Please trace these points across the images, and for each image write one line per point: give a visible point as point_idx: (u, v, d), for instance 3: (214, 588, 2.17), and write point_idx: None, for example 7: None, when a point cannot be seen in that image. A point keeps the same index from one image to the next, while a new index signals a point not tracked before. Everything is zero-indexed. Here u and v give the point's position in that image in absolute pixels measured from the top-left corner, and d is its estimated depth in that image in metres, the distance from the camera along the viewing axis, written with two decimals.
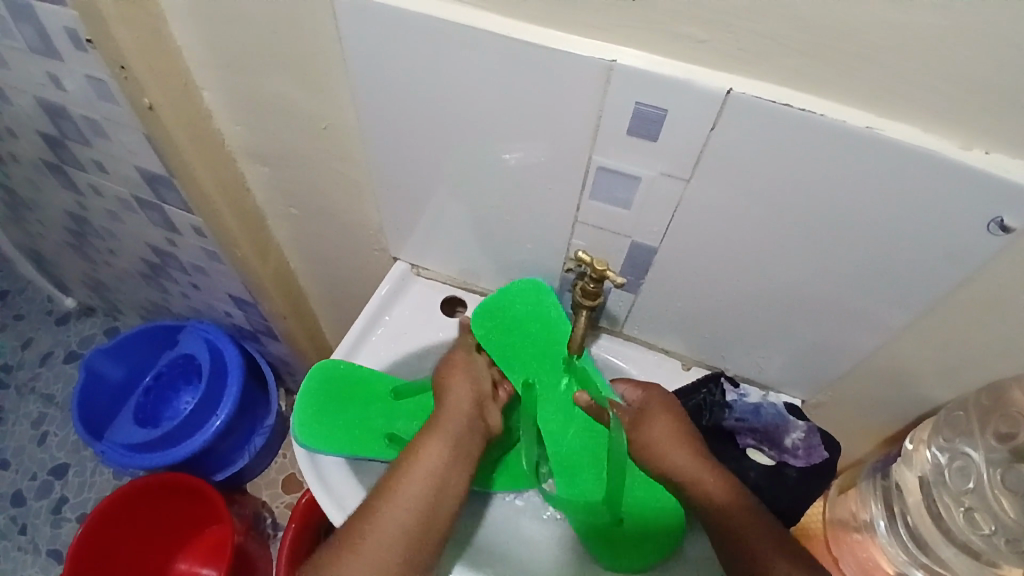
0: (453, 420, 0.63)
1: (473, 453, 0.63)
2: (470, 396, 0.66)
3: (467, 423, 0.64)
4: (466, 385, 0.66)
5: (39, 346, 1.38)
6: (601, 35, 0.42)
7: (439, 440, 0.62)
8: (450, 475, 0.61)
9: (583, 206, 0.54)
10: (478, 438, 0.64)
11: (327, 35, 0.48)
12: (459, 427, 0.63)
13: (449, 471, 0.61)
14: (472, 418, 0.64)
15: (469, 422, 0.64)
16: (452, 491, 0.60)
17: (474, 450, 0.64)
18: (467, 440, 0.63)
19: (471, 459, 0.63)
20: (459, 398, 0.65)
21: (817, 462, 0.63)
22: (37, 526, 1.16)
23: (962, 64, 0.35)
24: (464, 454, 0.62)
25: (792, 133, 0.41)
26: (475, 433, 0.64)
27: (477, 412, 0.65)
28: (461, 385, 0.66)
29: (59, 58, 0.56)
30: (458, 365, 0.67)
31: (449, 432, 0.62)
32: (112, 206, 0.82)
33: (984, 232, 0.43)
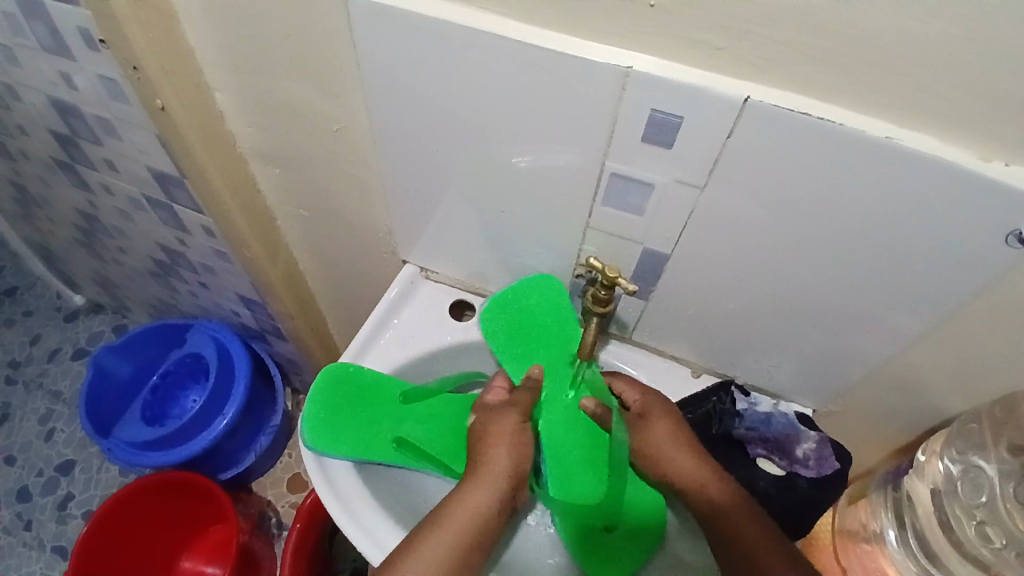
0: (491, 489, 0.60)
1: (498, 527, 0.60)
2: (511, 465, 0.62)
3: (502, 497, 0.61)
4: (508, 452, 0.63)
5: (47, 343, 1.38)
6: (616, 41, 0.41)
7: (471, 509, 0.59)
8: (474, 548, 0.58)
9: (595, 212, 0.54)
10: (508, 512, 0.61)
11: (340, 37, 0.47)
12: (494, 499, 0.60)
13: (475, 543, 0.58)
14: (506, 489, 0.61)
15: (505, 497, 0.61)
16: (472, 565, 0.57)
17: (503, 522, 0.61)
18: (498, 515, 0.60)
19: (497, 531, 0.60)
20: (499, 466, 0.62)
21: (827, 473, 0.62)
22: (42, 522, 1.16)
23: (984, 75, 0.35)
24: (492, 529, 0.59)
25: (808, 142, 0.41)
26: (507, 507, 0.61)
27: (515, 485, 0.62)
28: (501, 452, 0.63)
29: (72, 58, 0.56)
30: (504, 435, 0.64)
31: (483, 505, 0.59)
32: (122, 204, 0.82)
33: (1002, 244, 0.42)
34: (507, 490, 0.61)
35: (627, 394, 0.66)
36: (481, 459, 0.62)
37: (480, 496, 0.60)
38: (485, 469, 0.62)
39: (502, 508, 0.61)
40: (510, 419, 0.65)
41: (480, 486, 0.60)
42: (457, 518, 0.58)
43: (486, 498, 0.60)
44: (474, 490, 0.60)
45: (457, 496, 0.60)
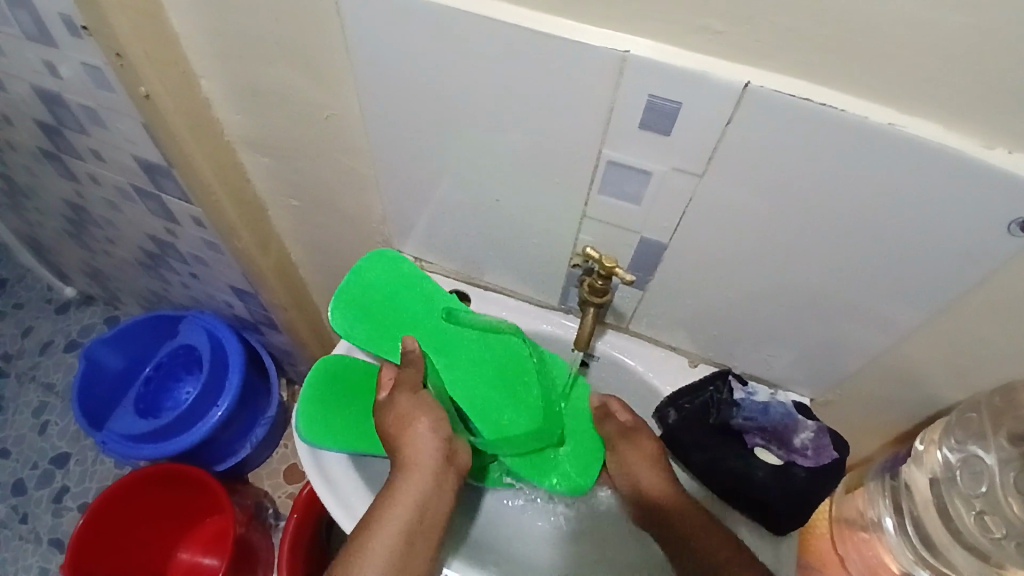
0: (423, 471, 0.58)
1: (444, 504, 0.59)
2: (436, 439, 0.60)
3: (435, 476, 0.59)
4: (430, 428, 0.60)
5: (38, 335, 1.37)
6: (613, 24, 0.40)
7: (410, 495, 0.57)
8: (422, 534, 0.56)
9: (591, 200, 0.53)
10: (450, 486, 0.60)
11: (330, 22, 0.46)
12: (429, 480, 0.58)
13: (421, 528, 0.56)
14: (439, 474, 0.59)
15: (440, 472, 0.59)
16: (423, 546, 0.56)
17: (446, 499, 0.59)
18: (439, 491, 0.59)
19: (444, 509, 0.59)
20: (425, 443, 0.59)
21: (826, 462, 0.60)
22: (38, 515, 1.16)
23: (989, 60, 0.34)
24: (437, 506, 0.58)
25: (810, 129, 0.40)
26: (447, 483, 0.59)
27: (446, 459, 0.60)
28: (421, 429, 0.60)
29: (55, 45, 0.55)
30: (413, 414, 0.61)
31: (421, 488, 0.57)
32: (111, 195, 0.81)
33: (1005, 233, 0.41)
34: (440, 466, 0.59)
35: (620, 413, 0.67)
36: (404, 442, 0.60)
37: (416, 480, 0.58)
38: (412, 448, 0.59)
39: (441, 487, 0.59)
40: (407, 396, 0.62)
41: (410, 469, 0.58)
42: (398, 508, 0.56)
43: (420, 480, 0.58)
44: (408, 473, 0.58)
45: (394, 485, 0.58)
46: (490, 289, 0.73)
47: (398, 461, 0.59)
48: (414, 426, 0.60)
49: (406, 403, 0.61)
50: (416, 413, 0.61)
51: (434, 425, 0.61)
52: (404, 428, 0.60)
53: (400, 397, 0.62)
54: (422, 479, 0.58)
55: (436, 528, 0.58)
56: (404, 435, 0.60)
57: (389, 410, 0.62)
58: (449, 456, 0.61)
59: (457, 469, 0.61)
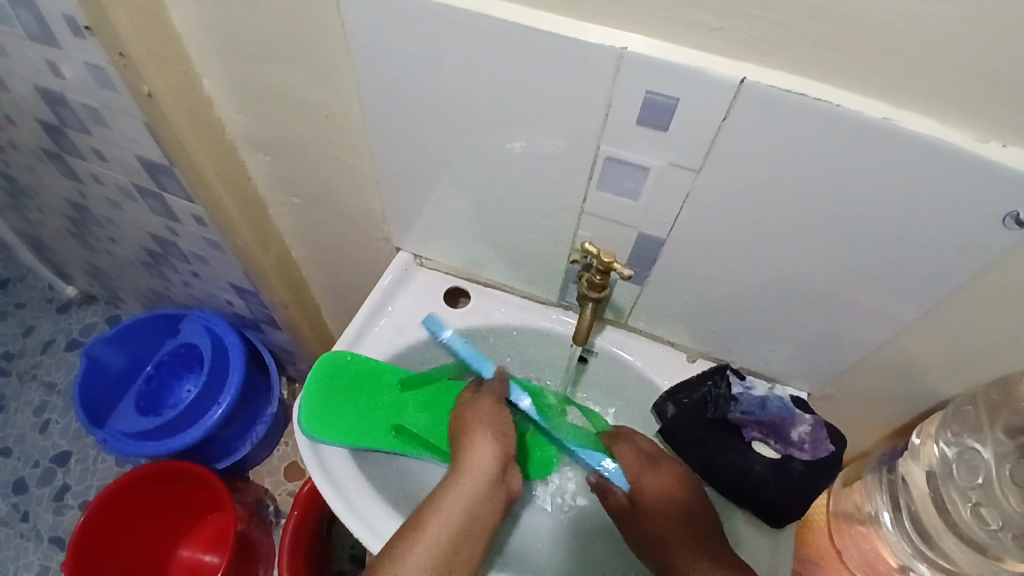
0: (475, 480, 0.61)
1: (492, 516, 0.61)
2: (495, 453, 0.63)
3: (486, 487, 0.62)
4: (491, 441, 0.64)
5: (39, 334, 1.37)
6: (613, 22, 0.41)
7: (461, 497, 0.60)
8: (467, 541, 0.59)
9: (590, 197, 0.54)
10: (500, 501, 0.62)
11: (330, 18, 0.47)
12: (480, 489, 0.61)
13: (466, 534, 0.59)
14: (489, 487, 0.62)
15: (492, 486, 0.62)
16: (466, 554, 0.58)
17: (495, 513, 0.61)
18: (489, 505, 0.61)
19: (492, 521, 0.61)
20: (483, 453, 0.63)
21: (823, 456, 0.61)
22: (39, 513, 1.16)
23: (985, 55, 0.34)
24: (485, 517, 0.61)
25: (806, 123, 0.40)
26: (497, 497, 0.62)
27: (501, 474, 0.63)
28: (482, 437, 0.64)
29: (58, 45, 0.55)
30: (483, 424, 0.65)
31: (470, 495, 0.61)
32: (112, 194, 0.82)
33: (1000, 226, 0.42)
34: (492, 479, 0.62)
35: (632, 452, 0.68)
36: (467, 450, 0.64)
37: (468, 486, 0.61)
38: (471, 457, 0.63)
39: (491, 498, 0.62)
40: (488, 404, 0.66)
41: (464, 476, 0.62)
42: (447, 508, 0.59)
43: (471, 487, 0.61)
44: (462, 481, 0.61)
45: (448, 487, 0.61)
46: (489, 286, 0.74)
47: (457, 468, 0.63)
48: (476, 433, 0.64)
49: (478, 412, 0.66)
50: (482, 425, 0.65)
51: (494, 438, 0.64)
52: (468, 434, 0.65)
53: (478, 407, 0.66)
54: (474, 486, 0.61)
55: (481, 538, 0.60)
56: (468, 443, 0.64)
57: (460, 420, 0.66)
58: (503, 473, 0.64)
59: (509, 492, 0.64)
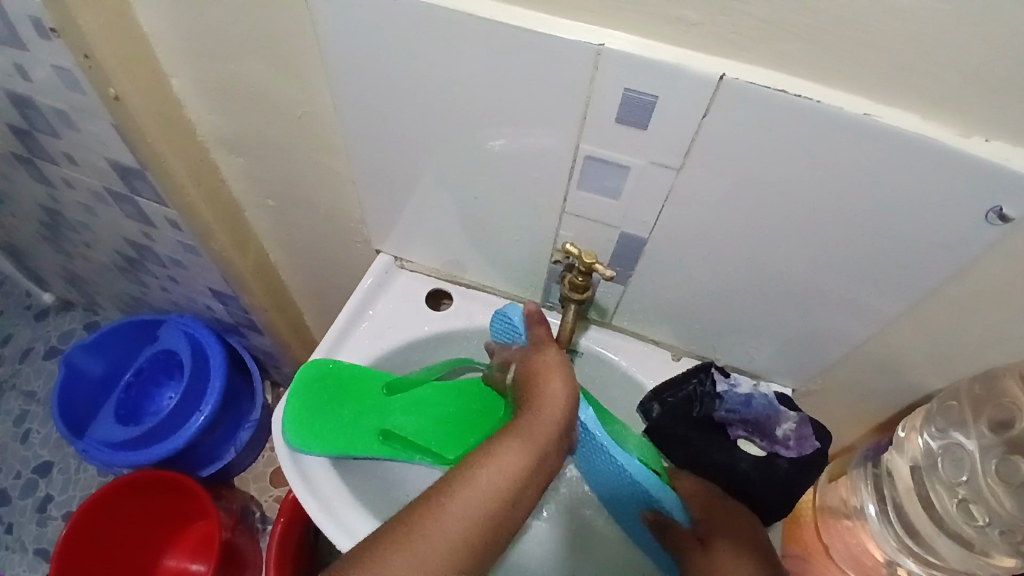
0: (537, 437, 0.52)
1: (551, 469, 0.53)
2: (568, 410, 0.55)
3: (558, 438, 0.53)
4: (564, 393, 0.55)
5: (17, 342, 1.34)
6: (591, 19, 0.40)
7: (532, 443, 0.52)
8: (512, 510, 0.49)
9: (571, 196, 0.53)
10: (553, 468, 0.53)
11: (301, 16, 0.45)
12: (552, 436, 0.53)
13: (511, 504, 0.49)
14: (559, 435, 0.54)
15: (562, 438, 0.54)
16: (506, 526, 0.49)
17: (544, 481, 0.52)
18: (553, 457, 0.53)
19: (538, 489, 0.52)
20: (557, 400, 0.55)
21: (808, 452, 0.60)
22: (22, 524, 1.14)
23: (963, 50, 0.34)
24: (542, 471, 0.52)
25: (786, 120, 0.40)
26: (561, 450, 0.54)
27: (569, 427, 0.55)
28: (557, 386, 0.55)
29: (25, 47, 0.53)
30: (559, 371, 0.56)
31: (542, 446, 0.52)
32: (86, 199, 0.80)
33: (983, 222, 0.42)
34: (557, 438, 0.53)
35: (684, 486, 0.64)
36: (536, 399, 0.55)
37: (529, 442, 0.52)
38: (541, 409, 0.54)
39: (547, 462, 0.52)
40: (557, 352, 0.58)
41: (534, 425, 0.53)
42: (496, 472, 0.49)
43: (537, 440, 0.52)
44: (533, 424, 0.53)
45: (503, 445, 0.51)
46: (471, 287, 0.73)
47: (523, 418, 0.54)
48: (548, 379, 0.56)
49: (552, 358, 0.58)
50: (556, 369, 0.57)
51: (569, 390, 0.55)
52: (540, 379, 0.56)
53: (548, 351, 0.58)
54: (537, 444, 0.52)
55: (525, 508, 0.51)
56: (537, 390, 0.56)
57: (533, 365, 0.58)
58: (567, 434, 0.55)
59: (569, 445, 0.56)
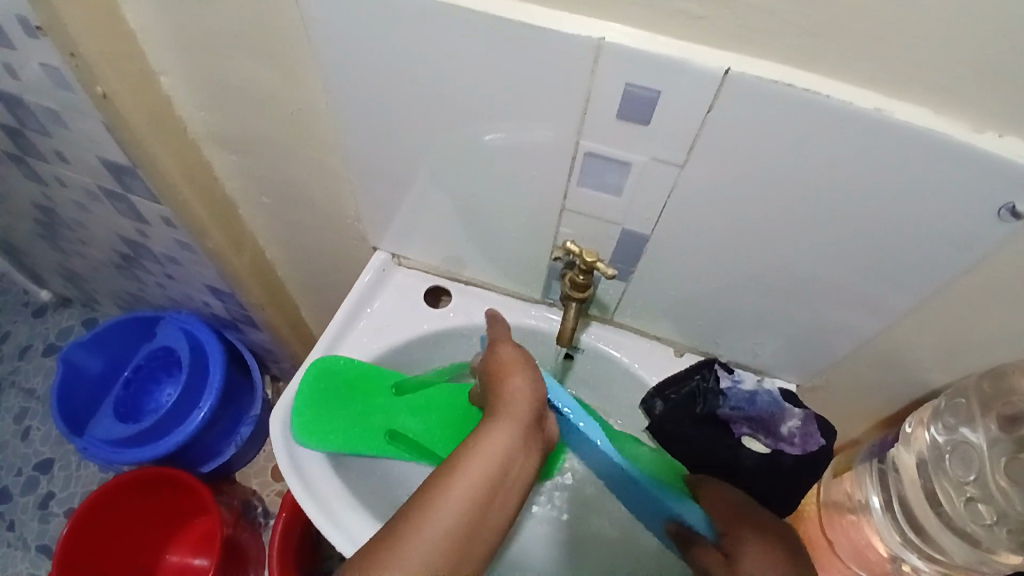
0: (508, 429, 0.51)
1: (530, 464, 0.52)
2: (532, 400, 0.54)
3: (529, 429, 0.53)
4: (526, 385, 0.55)
5: (16, 339, 1.34)
6: (591, 12, 0.39)
7: (504, 434, 0.50)
8: (496, 505, 0.47)
9: (571, 192, 0.52)
10: (535, 455, 0.52)
11: (293, 12, 0.44)
12: (523, 426, 0.52)
13: (496, 498, 0.47)
14: (530, 427, 0.53)
15: (532, 428, 0.53)
16: (494, 522, 0.47)
17: (529, 468, 0.51)
18: (528, 448, 0.52)
19: (525, 477, 0.51)
20: (520, 394, 0.54)
21: (813, 450, 0.59)
22: (24, 522, 1.14)
23: (977, 43, 0.33)
24: (518, 463, 0.50)
25: (793, 115, 0.39)
26: (535, 442, 0.53)
27: (538, 422, 0.54)
28: (518, 382, 0.55)
29: (11, 45, 0.52)
30: (519, 366, 0.57)
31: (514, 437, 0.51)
32: (80, 197, 0.79)
33: (994, 219, 0.40)
34: (528, 428, 0.53)
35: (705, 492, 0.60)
36: (499, 396, 0.55)
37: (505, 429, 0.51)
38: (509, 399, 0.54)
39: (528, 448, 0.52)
40: (510, 347, 0.59)
41: (506, 418, 0.52)
42: (480, 457, 0.48)
43: (512, 432, 0.51)
44: (502, 416, 0.52)
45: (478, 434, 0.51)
46: (471, 285, 0.72)
47: (490, 414, 0.53)
48: (511, 376, 0.56)
49: (509, 354, 0.58)
50: (517, 364, 0.57)
51: (530, 380, 0.56)
52: (503, 376, 0.56)
53: (502, 346, 0.59)
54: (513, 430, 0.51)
55: (510, 502, 0.49)
56: (500, 388, 0.55)
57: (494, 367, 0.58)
58: (538, 423, 0.55)
59: (544, 441, 0.55)
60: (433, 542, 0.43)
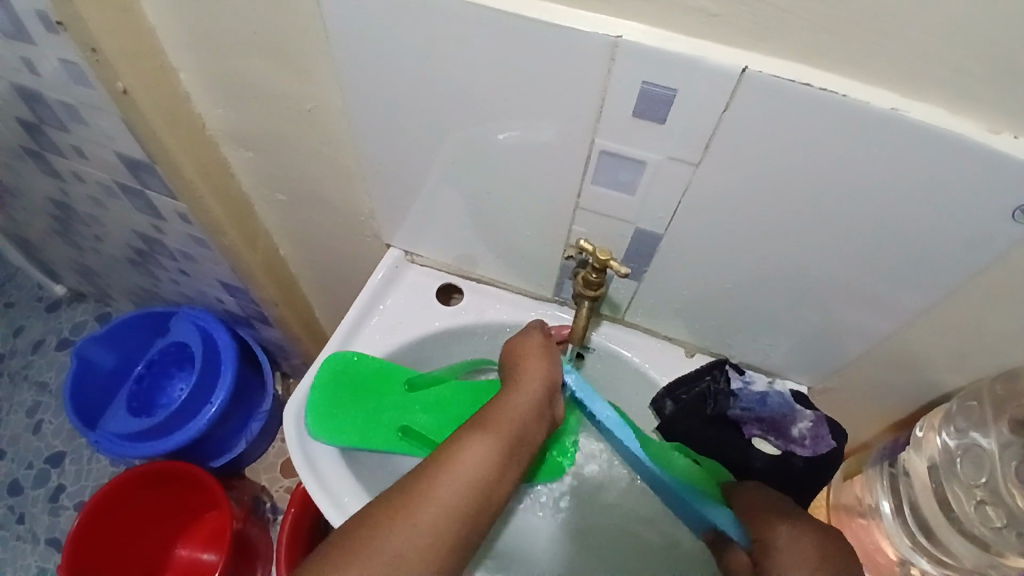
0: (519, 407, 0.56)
1: (536, 439, 0.57)
2: (546, 381, 0.59)
3: (540, 408, 0.58)
4: (542, 368, 0.59)
5: (30, 334, 1.35)
6: (608, 10, 0.39)
7: (516, 412, 0.56)
8: (507, 474, 0.53)
9: (585, 191, 0.52)
10: (543, 428, 0.58)
11: (310, 8, 0.45)
12: (534, 405, 0.57)
13: (506, 467, 0.53)
14: (540, 406, 0.58)
15: (541, 408, 0.58)
16: (503, 488, 0.52)
17: (535, 442, 0.57)
18: (536, 425, 0.57)
19: (532, 450, 0.56)
20: (537, 375, 0.59)
21: (824, 452, 0.59)
22: (36, 514, 1.15)
23: (995, 42, 0.33)
24: (527, 438, 0.55)
25: (808, 114, 0.39)
26: (543, 420, 0.58)
27: (549, 401, 0.59)
28: (536, 363, 0.60)
29: (31, 41, 0.53)
30: (539, 348, 0.61)
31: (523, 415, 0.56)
32: (95, 192, 0.80)
33: (1009, 220, 0.40)
34: (538, 407, 0.58)
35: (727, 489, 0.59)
36: (516, 374, 0.59)
37: (517, 409, 0.56)
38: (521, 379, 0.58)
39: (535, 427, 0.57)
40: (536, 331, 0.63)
41: (520, 397, 0.57)
42: (495, 430, 0.53)
43: (523, 410, 0.56)
44: (518, 394, 0.57)
45: (494, 410, 0.56)
46: (482, 283, 0.72)
47: (506, 391, 0.58)
48: (530, 356, 0.60)
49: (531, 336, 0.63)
50: (536, 346, 0.61)
51: (547, 364, 0.60)
52: (522, 356, 0.60)
53: (527, 330, 0.63)
54: (523, 411, 0.56)
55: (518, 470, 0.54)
56: (518, 366, 0.60)
57: (511, 348, 0.62)
58: (550, 402, 0.60)
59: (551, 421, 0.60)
60: (455, 499, 0.49)
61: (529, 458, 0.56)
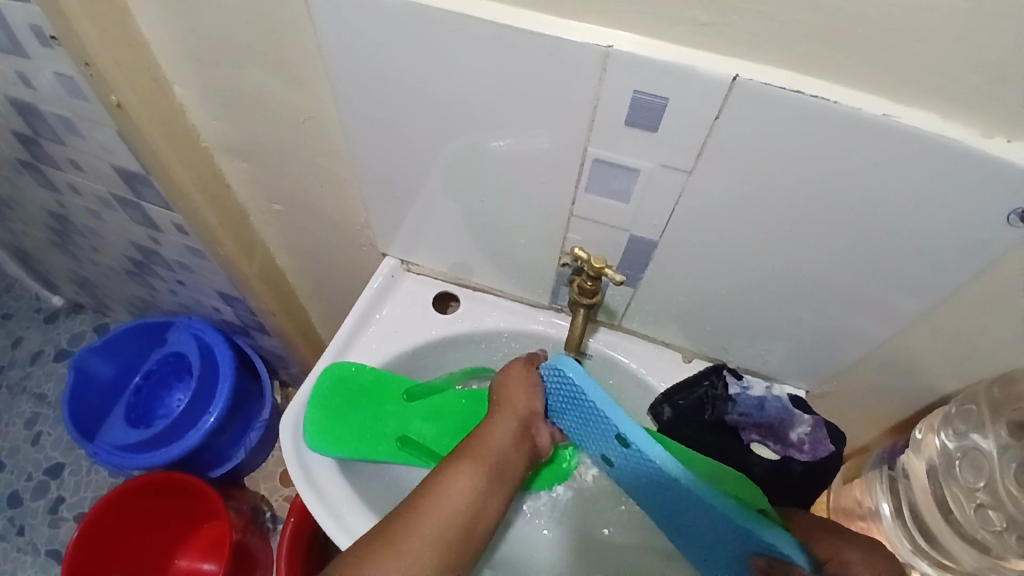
0: (499, 441, 0.58)
1: (519, 466, 0.59)
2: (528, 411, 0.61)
3: (520, 436, 0.60)
4: (525, 399, 0.61)
5: (28, 345, 1.35)
6: (597, 19, 0.39)
7: (496, 444, 0.58)
8: (489, 502, 0.56)
9: (580, 198, 0.52)
10: (526, 455, 0.60)
11: (303, 21, 0.45)
12: (513, 435, 0.59)
13: (487, 495, 0.56)
14: (519, 434, 0.60)
15: (522, 435, 0.60)
16: (485, 515, 0.55)
17: (518, 469, 0.59)
18: (517, 453, 0.60)
19: (516, 476, 0.59)
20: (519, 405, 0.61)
21: (823, 456, 0.60)
22: (35, 526, 1.14)
23: (983, 46, 0.33)
24: (510, 468, 0.58)
25: (801, 120, 0.39)
26: (524, 448, 0.60)
27: (529, 429, 0.61)
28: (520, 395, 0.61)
29: (27, 55, 0.53)
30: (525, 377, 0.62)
31: (505, 445, 0.58)
32: (92, 204, 0.80)
33: (1004, 224, 0.40)
34: (519, 436, 0.60)
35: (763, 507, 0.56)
36: (500, 404, 0.61)
37: (498, 439, 0.58)
38: (504, 401, 0.61)
39: (518, 448, 0.60)
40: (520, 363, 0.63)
41: (504, 425, 0.59)
42: (475, 462, 0.56)
43: (505, 441, 0.59)
44: (499, 425, 0.59)
45: (477, 438, 0.58)
46: (479, 290, 0.72)
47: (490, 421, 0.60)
48: (514, 388, 0.61)
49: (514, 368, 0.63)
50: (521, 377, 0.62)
51: (530, 396, 0.61)
52: (506, 388, 0.62)
53: (511, 361, 0.64)
54: (504, 437, 0.59)
55: (500, 499, 0.57)
56: (502, 397, 0.61)
57: (495, 379, 0.63)
58: (532, 430, 0.62)
59: (535, 450, 0.62)
60: (453, 507, 0.53)
61: (514, 483, 0.59)
